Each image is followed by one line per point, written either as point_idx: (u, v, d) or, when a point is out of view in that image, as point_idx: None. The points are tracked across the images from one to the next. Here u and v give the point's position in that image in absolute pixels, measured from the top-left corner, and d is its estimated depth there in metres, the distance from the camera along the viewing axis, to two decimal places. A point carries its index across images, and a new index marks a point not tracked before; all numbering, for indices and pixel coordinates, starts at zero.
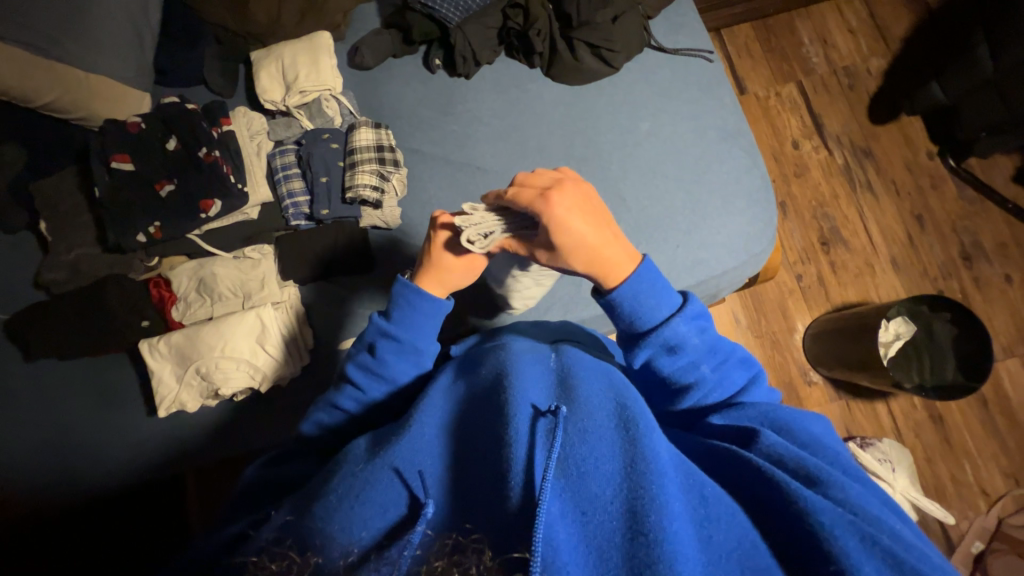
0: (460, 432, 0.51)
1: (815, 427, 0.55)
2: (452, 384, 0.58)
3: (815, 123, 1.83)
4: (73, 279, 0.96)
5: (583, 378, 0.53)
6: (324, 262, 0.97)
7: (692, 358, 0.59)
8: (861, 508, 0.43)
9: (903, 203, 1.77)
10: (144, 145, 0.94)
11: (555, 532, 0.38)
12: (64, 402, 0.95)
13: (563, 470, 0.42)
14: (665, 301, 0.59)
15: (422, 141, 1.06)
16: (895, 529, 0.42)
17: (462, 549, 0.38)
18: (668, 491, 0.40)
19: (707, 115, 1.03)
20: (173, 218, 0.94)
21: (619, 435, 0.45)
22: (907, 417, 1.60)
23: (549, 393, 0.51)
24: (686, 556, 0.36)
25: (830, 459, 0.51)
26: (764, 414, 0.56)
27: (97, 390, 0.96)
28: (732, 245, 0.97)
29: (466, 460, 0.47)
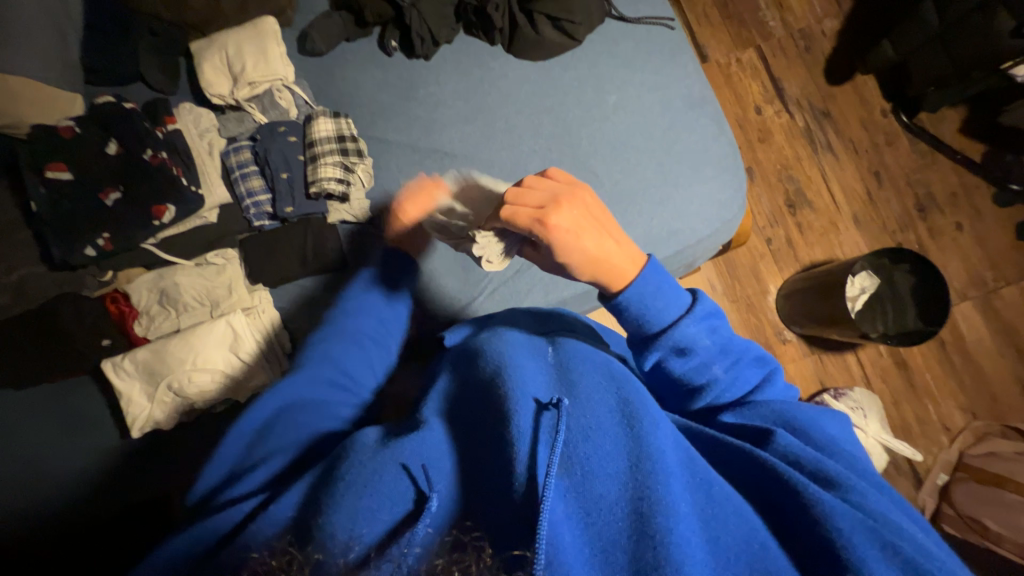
0: (461, 429, 0.51)
1: (831, 430, 0.56)
2: (449, 381, 0.58)
3: (776, 87, 1.86)
4: (20, 301, 0.89)
5: (584, 372, 0.54)
6: (295, 262, 0.94)
7: (706, 359, 0.59)
8: (875, 512, 0.44)
9: (862, 162, 1.83)
10: (82, 151, 0.86)
11: (561, 532, 0.39)
12: (25, 433, 0.89)
13: (567, 470, 0.43)
14: (675, 301, 0.59)
15: (386, 128, 1.02)
16: (902, 528, 0.44)
17: (462, 546, 0.37)
18: (678, 497, 0.41)
19: (672, 84, 1.03)
20: (122, 228, 0.87)
21: (626, 435, 0.46)
22: (875, 365, 1.69)
23: (549, 386, 0.52)
24: (694, 561, 0.37)
25: (844, 462, 0.52)
26: (776, 413, 0.57)
27: (61, 416, 0.90)
28: (704, 214, 0.98)
29: (472, 457, 0.47)
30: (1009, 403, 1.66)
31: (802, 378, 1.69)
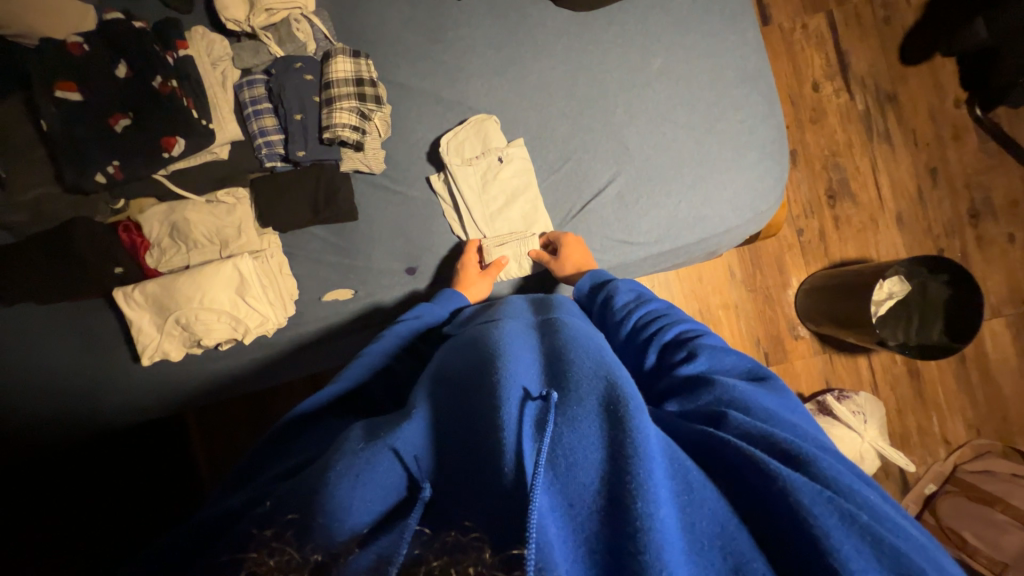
0: (444, 413, 0.50)
1: (771, 402, 0.53)
2: (438, 368, 0.58)
3: (841, 61, 1.68)
4: (35, 220, 0.90)
5: (573, 357, 0.53)
6: (306, 209, 0.92)
7: (657, 324, 0.68)
8: (837, 481, 0.42)
9: (920, 155, 1.68)
10: (93, 71, 0.83)
11: (548, 527, 0.38)
12: (43, 349, 0.93)
13: (553, 463, 0.43)
14: (602, 271, 0.85)
15: (408, 73, 0.95)
16: (869, 500, 0.42)
17: (462, 547, 0.37)
18: (657, 479, 0.40)
19: (726, 52, 0.93)
20: (133, 157, 0.85)
21: (602, 416, 0.45)
22: (885, 371, 1.65)
23: (539, 375, 0.52)
24: (671, 546, 0.37)
25: (795, 433, 0.49)
26: (722, 396, 0.53)
27: (81, 337, 0.94)
28: (737, 202, 0.92)
29: (461, 446, 0.47)
30: (1019, 426, 1.62)
31: (808, 375, 1.66)
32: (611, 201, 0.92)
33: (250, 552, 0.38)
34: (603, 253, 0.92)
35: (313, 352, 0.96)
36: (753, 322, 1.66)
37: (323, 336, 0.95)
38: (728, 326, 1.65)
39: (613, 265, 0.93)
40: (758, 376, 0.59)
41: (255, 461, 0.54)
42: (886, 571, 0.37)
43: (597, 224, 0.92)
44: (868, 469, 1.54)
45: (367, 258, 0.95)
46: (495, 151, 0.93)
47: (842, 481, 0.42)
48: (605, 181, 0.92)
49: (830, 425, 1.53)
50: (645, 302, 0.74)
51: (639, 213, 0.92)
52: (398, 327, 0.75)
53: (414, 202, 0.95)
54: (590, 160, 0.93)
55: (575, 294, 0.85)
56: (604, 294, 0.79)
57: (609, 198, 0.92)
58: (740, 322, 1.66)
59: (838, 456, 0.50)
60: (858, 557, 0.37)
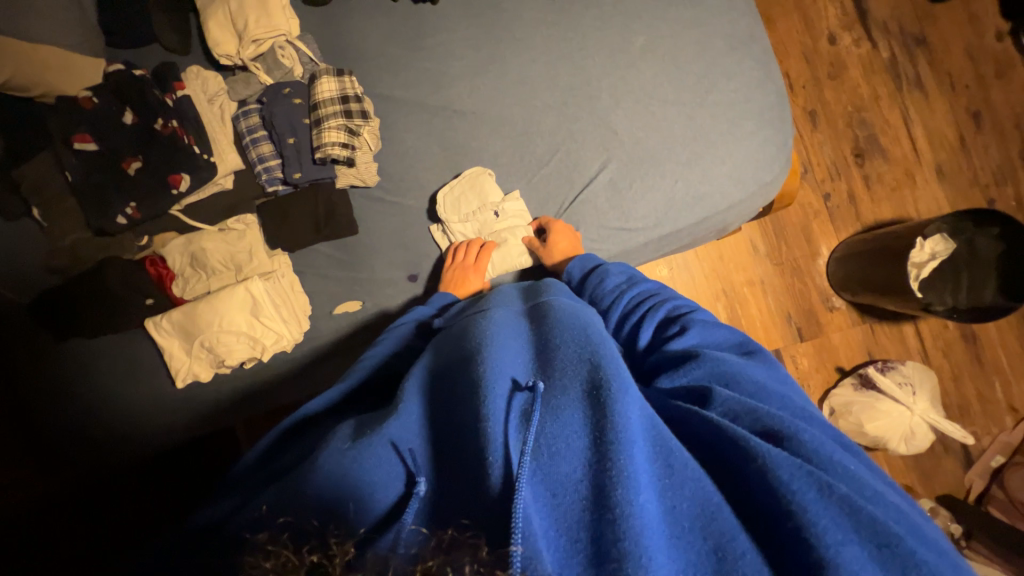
0: (435, 413, 0.53)
1: (761, 374, 0.55)
2: (430, 362, 0.60)
3: (858, 8, 1.56)
4: (73, 263, 0.99)
5: (560, 346, 0.54)
6: (310, 228, 0.96)
7: (651, 306, 0.70)
8: (817, 454, 0.43)
9: (958, 100, 1.54)
10: (103, 120, 0.87)
11: (533, 519, 0.38)
12: (92, 379, 1.01)
13: (539, 452, 0.43)
14: (591, 256, 0.85)
15: (392, 85, 0.97)
16: (849, 470, 0.43)
17: (459, 544, 0.37)
18: (639, 462, 0.41)
19: (713, 19, 0.88)
20: (146, 195, 0.88)
21: (585, 402, 0.46)
22: (936, 337, 1.55)
23: (529, 365, 0.53)
24: (652, 530, 0.37)
25: (776, 404, 0.52)
26: (713, 369, 0.55)
27: (124, 360, 1.02)
28: (738, 176, 0.87)
29: (451, 445, 0.48)
30: None
31: (848, 348, 1.56)
32: (603, 189, 0.90)
33: (249, 559, 0.38)
34: (601, 243, 0.91)
35: (331, 364, 1.01)
36: (782, 296, 1.58)
37: (339, 347, 0.99)
38: (756, 303, 1.58)
39: (614, 254, 0.91)
40: (748, 350, 0.62)
41: (250, 479, 0.55)
42: (866, 542, 0.37)
43: (592, 214, 0.90)
44: (924, 445, 1.43)
45: (372, 269, 0.98)
46: (492, 205, 0.92)
47: (822, 454, 0.43)
48: (597, 170, 0.90)
49: (876, 399, 1.44)
50: (637, 284, 0.76)
51: (634, 198, 0.89)
52: (385, 333, 0.78)
53: (412, 211, 0.98)
54: (579, 149, 0.91)
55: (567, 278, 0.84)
56: (595, 276, 0.80)
57: (601, 186, 0.90)
58: (768, 297, 1.58)
59: (824, 424, 0.53)
60: (837, 530, 0.38)
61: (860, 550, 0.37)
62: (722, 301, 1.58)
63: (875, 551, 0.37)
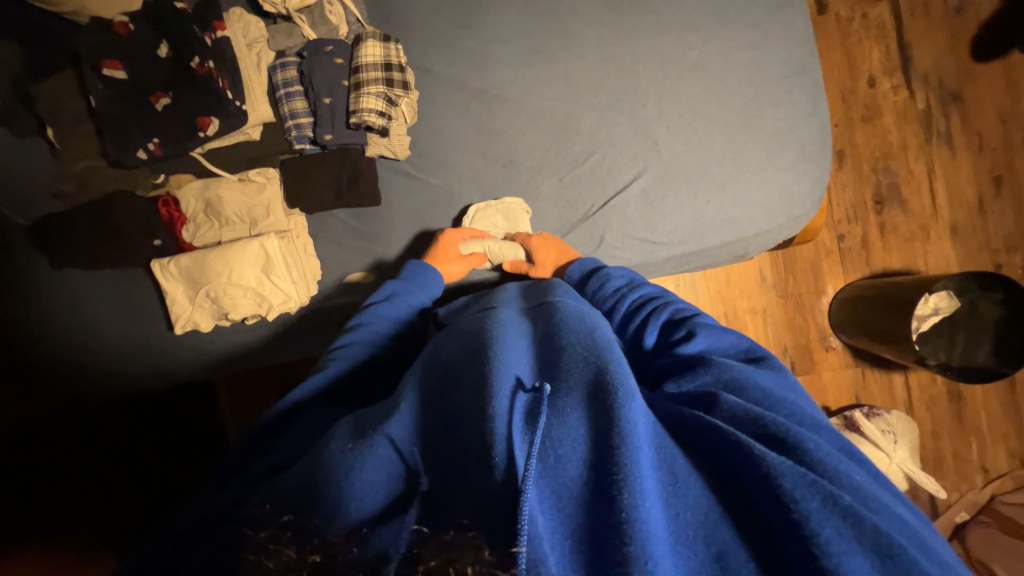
0: (434, 405, 0.52)
1: (768, 381, 0.54)
2: (433, 356, 0.60)
3: (902, 55, 1.56)
4: (83, 191, 0.96)
5: (565, 346, 0.53)
6: (332, 192, 0.94)
7: (655, 314, 0.70)
8: (822, 464, 0.42)
9: (983, 162, 1.56)
10: (135, 48, 0.83)
11: (538, 520, 0.38)
12: (90, 320, 0.99)
13: (543, 455, 0.42)
14: (594, 262, 0.86)
15: (436, 59, 0.94)
16: (855, 482, 0.42)
17: (461, 543, 0.35)
18: (642, 463, 0.40)
19: (770, 45, 0.87)
20: (171, 134, 0.85)
21: (587, 404, 0.46)
22: (922, 390, 1.58)
23: (533, 365, 0.53)
24: (656, 532, 0.37)
25: (782, 413, 0.51)
26: (718, 376, 0.55)
27: (121, 306, 1.00)
28: (770, 205, 0.87)
29: (455, 441, 0.47)
30: None
31: (836, 388, 1.59)
32: (634, 198, 0.89)
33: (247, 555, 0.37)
34: (623, 250, 0.90)
35: (334, 331, 1.00)
36: (781, 329, 1.60)
37: (346, 316, 0.98)
38: (756, 332, 1.59)
39: (634, 265, 0.91)
40: (755, 356, 0.62)
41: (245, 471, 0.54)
42: (869, 555, 0.36)
43: (620, 221, 0.90)
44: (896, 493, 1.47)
45: (390, 243, 0.97)
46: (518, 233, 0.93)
47: (826, 464, 0.42)
48: (631, 178, 0.89)
49: (858, 443, 1.47)
50: (638, 287, 0.76)
51: (664, 211, 0.89)
52: (374, 309, 0.76)
53: (436, 190, 0.96)
54: (616, 154, 0.90)
55: (572, 278, 0.83)
56: (598, 282, 0.79)
57: (632, 194, 0.89)
58: (768, 328, 1.60)
59: (830, 432, 0.51)
60: (841, 541, 0.36)
61: (864, 562, 0.36)
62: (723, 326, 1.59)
63: (880, 563, 0.36)
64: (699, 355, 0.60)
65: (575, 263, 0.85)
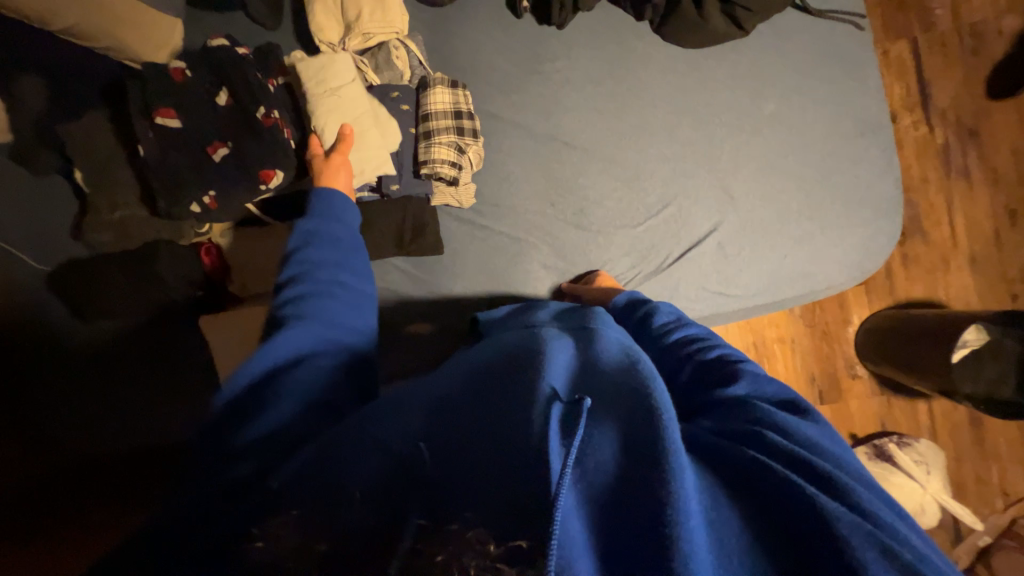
0: (457, 401, 0.48)
1: (818, 431, 0.48)
2: (464, 364, 0.57)
3: (922, 92, 1.61)
4: (120, 242, 0.88)
5: (605, 370, 0.51)
6: (392, 241, 0.88)
7: (689, 347, 0.65)
8: (874, 515, 0.37)
9: (998, 195, 1.62)
10: (191, 95, 0.77)
11: (570, 525, 0.36)
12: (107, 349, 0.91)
13: (579, 464, 0.40)
14: (633, 295, 0.81)
15: (503, 105, 0.91)
16: (915, 546, 0.36)
17: (465, 545, 0.35)
18: (687, 487, 0.37)
19: (845, 100, 0.87)
20: (228, 187, 0.79)
21: (627, 423, 0.43)
22: (945, 417, 1.61)
23: (568, 378, 0.49)
24: (700, 557, 0.34)
25: (836, 463, 0.44)
26: (761, 414, 0.49)
27: (141, 332, 0.92)
28: (845, 260, 0.87)
29: (476, 441, 0.43)
30: None
31: (863, 417, 1.61)
32: (710, 252, 0.88)
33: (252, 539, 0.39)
34: (698, 304, 0.88)
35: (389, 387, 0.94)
36: (809, 358, 1.62)
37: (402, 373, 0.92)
38: (784, 361, 1.60)
39: (705, 316, 0.89)
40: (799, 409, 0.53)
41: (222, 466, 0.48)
42: None
43: (695, 274, 0.88)
44: (927, 521, 1.49)
45: (450, 294, 0.92)
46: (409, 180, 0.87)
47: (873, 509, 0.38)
48: (706, 230, 0.88)
49: (889, 473, 1.49)
50: (685, 326, 0.70)
51: (740, 266, 0.88)
52: (310, 275, 0.64)
53: (501, 237, 0.91)
54: (691, 206, 0.88)
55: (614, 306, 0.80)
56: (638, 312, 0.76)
57: (708, 248, 0.88)
58: (796, 357, 1.61)
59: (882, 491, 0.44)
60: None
61: None
62: (752, 355, 1.59)
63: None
64: (740, 391, 0.54)
65: (617, 298, 0.82)
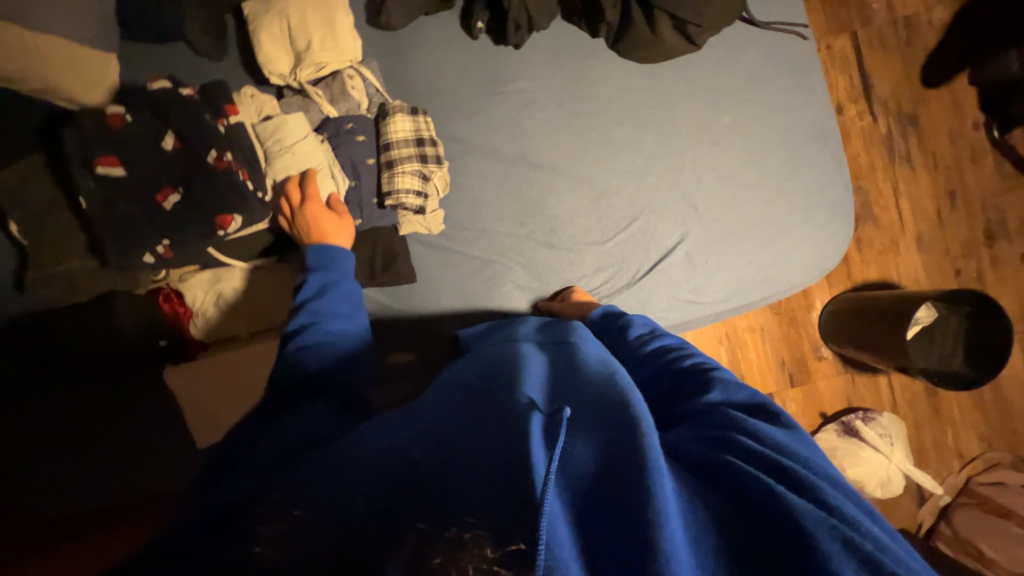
0: (443, 423, 0.48)
1: (786, 435, 0.48)
2: (447, 388, 0.56)
3: (864, 84, 1.69)
4: (68, 296, 0.82)
5: (586, 382, 0.52)
6: (363, 272, 0.86)
7: (663, 360, 0.66)
8: (836, 507, 0.38)
9: (938, 178, 1.72)
10: (134, 140, 0.73)
11: (555, 530, 0.35)
12: (68, 410, 0.84)
13: (561, 472, 0.40)
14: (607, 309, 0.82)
15: (466, 128, 0.90)
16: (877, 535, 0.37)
17: (458, 544, 0.34)
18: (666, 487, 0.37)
19: (795, 109, 0.90)
20: (183, 234, 0.75)
21: (605, 430, 0.43)
22: (904, 389, 1.72)
23: (547, 394, 0.50)
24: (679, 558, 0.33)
25: (803, 462, 0.44)
26: (729, 417, 0.49)
27: (107, 390, 0.86)
28: (805, 262, 0.91)
29: (464, 455, 0.42)
30: None
31: (831, 395, 1.70)
32: (679, 262, 0.90)
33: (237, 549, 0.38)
34: (671, 314, 0.90)
35: None
36: (778, 343, 1.69)
37: None
38: (756, 349, 1.67)
39: (677, 324, 0.92)
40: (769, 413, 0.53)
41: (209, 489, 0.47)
42: None
43: (666, 285, 0.90)
44: (894, 489, 1.59)
45: (427, 322, 0.91)
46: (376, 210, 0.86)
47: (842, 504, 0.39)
48: (673, 242, 0.90)
49: (857, 447, 1.58)
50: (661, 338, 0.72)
51: (708, 274, 0.90)
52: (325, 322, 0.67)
53: (474, 261, 0.91)
54: (658, 219, 0.90)
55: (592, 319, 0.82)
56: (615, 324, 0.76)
57: (677, 258, 0.90)
58: (766, 344, 1.68)
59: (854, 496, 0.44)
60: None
61: None
62: (725, 345, 1.65)
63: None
64: (712, 398, 0.55)
65: (592, 310, 0.82)
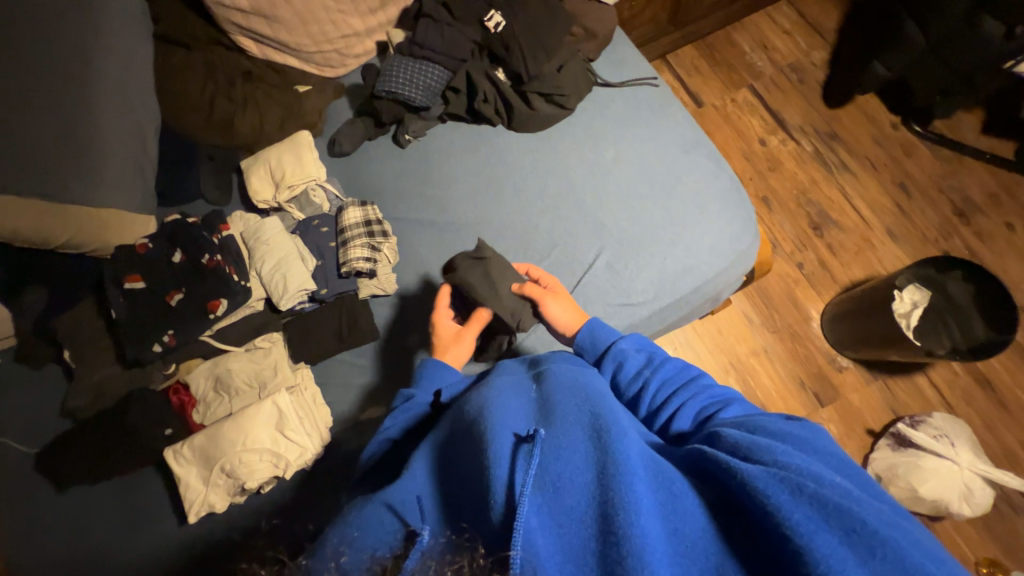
0: (440, 470, 0.57)
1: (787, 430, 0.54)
2: (432, 450, 0.60)
3: (776, 119, 1.91)
4: (97, 401, 0.99)
5: (560, 398, 0.57)
6: (332, 338, 1.02)
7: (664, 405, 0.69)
8: (800, 469, 0.45)
9: (883, 175, 1.80)
10: (152, 262, 0.99)
11: (537, 541, 0.43)
12: (86, 509, 0.95)
13: (539, 478, 0.47)
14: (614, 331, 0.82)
15: (406, 209, 1.12)
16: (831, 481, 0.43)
17: (458, 548, 0.45)
18: (640, 500, 0.43)
19: (665, 133, 1.09)
20: (184, 324, 0.98)
21: (590, 442, 0.49)
22: (952, 385, 1.51)
23: (529, 418, 0.55)
24: (650, 542, 0.41)
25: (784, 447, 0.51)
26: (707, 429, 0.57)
27: (116, 485, 0.96)
28: (716, 247, 1.01)
29: (457, 491, 0.53)
30: None
31: (870, 409, 1.51)
32: (603, 272, 1.00)
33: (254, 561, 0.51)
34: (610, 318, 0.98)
35: (344, 481, 0.95)
36: (790, 363, 1.58)
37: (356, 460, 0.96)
38: (766, 372, 1.57)
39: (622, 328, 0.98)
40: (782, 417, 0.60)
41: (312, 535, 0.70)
42: (834, 532, 0.39)
43: (597, 293, 0.99)
44: (985, 505, 1.31)
45: (392, 372, 1.01)
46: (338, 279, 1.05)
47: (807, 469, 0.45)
48: (593, 257, 1.02)
49: (918, 459, 1.36)
50: (656, 364, 0.74)
51: (632, 278, 0.99)
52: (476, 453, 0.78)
53: (425, 311, 1.04)
54: (575, 242, 1.04)
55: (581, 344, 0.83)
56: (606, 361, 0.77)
57: (600, 270, 1.01)
58: (776, 366, 1.58)
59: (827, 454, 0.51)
60: (807, 522, 0.40)
61: (830, 538, 0.39)
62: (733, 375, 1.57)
63: (865, 560, 0.38)
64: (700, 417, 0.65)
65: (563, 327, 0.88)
